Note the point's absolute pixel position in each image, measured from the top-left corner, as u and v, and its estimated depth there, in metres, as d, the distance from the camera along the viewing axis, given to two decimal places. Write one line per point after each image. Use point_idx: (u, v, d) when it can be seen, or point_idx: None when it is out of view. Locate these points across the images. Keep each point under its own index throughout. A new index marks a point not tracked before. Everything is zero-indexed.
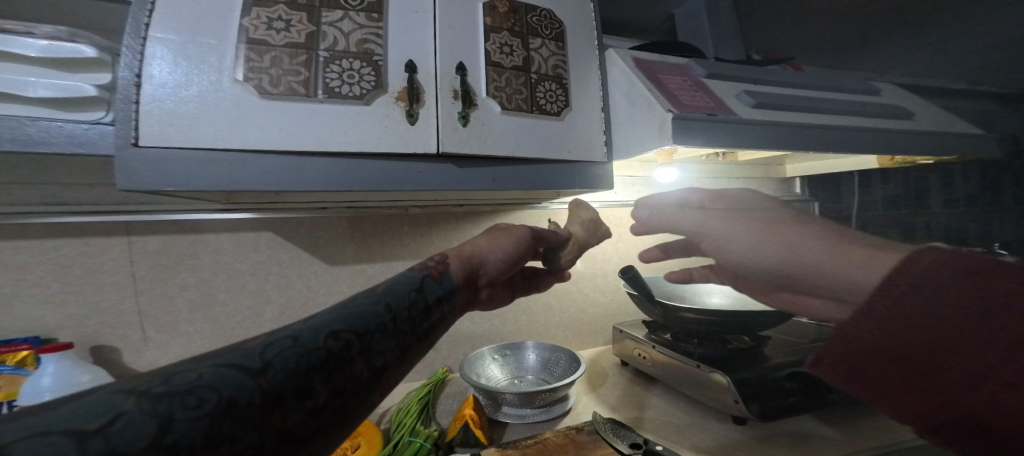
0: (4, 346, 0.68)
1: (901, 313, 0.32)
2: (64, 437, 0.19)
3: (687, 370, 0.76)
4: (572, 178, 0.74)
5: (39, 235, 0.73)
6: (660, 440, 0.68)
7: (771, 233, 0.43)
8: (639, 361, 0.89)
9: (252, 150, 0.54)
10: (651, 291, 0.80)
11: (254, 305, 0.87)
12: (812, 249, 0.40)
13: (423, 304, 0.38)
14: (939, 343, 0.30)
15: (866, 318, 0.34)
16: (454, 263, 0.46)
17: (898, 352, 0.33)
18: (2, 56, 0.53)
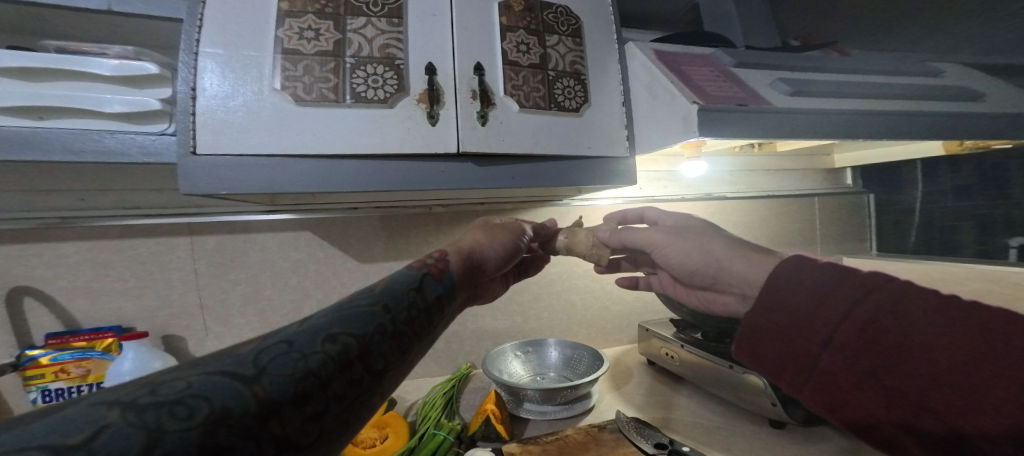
0: (92, 333, 0.78)
1: (789, 299, 0.44)
2: (38, 450, 0.19)
3: (718, 371, 0.73)
4: (593, 173, 0.74)
5: (114, 235, 0.83)
6: (689, 441, 0.65)
7: (695, 242, 0.58)
8: (667, 361, 0.86)
9: (290, 154, 0.58)
10: None
11: (295, 300, 0.93)
12: (725, 258, 0.54)
13: (422, 304, 0.42)
14: (809, 319, 0.41)
15: (766, 304, 0.46)
16: (454, 260, 0.50)
17: (785, 330, 0.43)
18: (84, 77, 0.60)
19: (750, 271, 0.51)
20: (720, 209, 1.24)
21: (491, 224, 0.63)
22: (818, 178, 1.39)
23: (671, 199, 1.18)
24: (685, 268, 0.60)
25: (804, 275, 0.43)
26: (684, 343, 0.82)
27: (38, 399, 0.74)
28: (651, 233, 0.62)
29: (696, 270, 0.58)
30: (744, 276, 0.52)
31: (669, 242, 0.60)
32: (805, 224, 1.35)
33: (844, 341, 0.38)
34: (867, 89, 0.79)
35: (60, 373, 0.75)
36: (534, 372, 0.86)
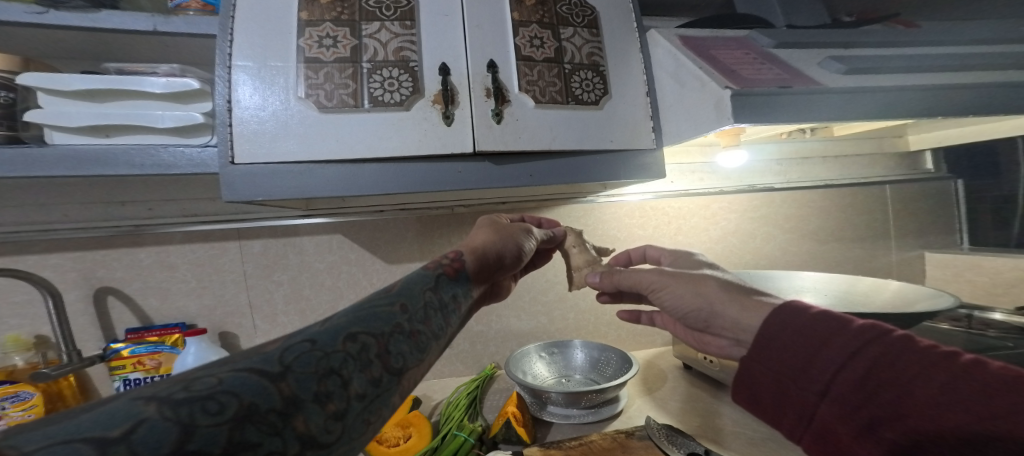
0: (160, 329, 0.86)
1: (783, 345, 0.38)
2: (86, 444, 0.17)
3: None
4: (617, 167, 0.71)
5: (173, 240, 0.90)
6: (727, 452, 0.61)
7: (689, 284, 0.50)
8: (704, 364, 0.80)
9: (317, 161, 0.60)
10: None
11: (331, 299, 0.97)
12: (718, 302, 0.47)
13: (438, 302, 0.42)
14: (808, 368, 0.36)
15: (758, 348, 0.40)
16: (469, 259, 0.51)
17: (779, 379, 0.38)
18: (139, 95, 0.67)
19: (747, 319, 0.44)
20: (768, 202, 1.15)
21: (499, 223, 0.62)
22: (887, 163, 1.24)
23: (709, 192, 1.11)
24: (677, 311, 0.52)
25: (798, 320, 0.39)
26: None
27: (122, 387, 0.84)
28: (642, 274, 0.55)
29: (689, 313, 0.51)
30: (737, 321, 0.45)
31: (659, 285, 0.52)
32: (871, 216, 1.22)
33: (847, 393, 0.34)
34: (938, 61, 0.70)
35: (139, 364, 0.84)
36: (558, 375, 0.85)
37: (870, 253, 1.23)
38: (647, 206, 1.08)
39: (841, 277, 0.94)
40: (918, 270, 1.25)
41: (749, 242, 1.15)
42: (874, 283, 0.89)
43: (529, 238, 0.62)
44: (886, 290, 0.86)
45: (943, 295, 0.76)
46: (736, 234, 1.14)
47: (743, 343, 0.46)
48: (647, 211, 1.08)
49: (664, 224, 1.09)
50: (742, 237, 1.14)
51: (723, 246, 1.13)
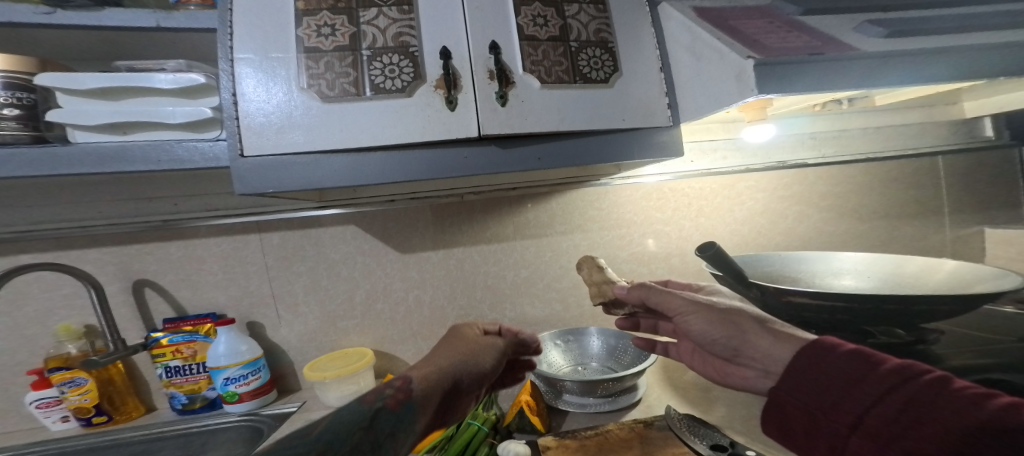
0: (192, 320, 0.89)
1: (813, 380, 0.43)
2: None
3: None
4: (631, 147, 0.67)
5: (196, 234, 0.93)
6: (755, 444, 0.58)
7: (720, 313, 0.55)
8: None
9: (324, 151, 0.60)
10: (741, 272, 0.76)
11: (348, 289, 0.97)
12: (750, 333, 0.52)
13: (370, 444, 0.38)
14: (841, 401, 0.40)
15: (790, 383, 0.45)
16: (416, 387, 0.47)
17: (810, 411, 0.42)
18: (150, 92, 0.68)
19: (779, 350, 0.49)
20: (801, 179, 1.08)
21: (456, 343, 0.60)
22: (938, 132, 1.13)
23: (734, 171, 1.05)
24: (703, 338, 0.56)
25: (829, 358, 0.43)
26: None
27: (164, 373, 0.88)
28: (673, 296, 0.58)
29: (717, 342, 0.55)
30: (769, 352, 0.50)
31: (691, 309, 0.56)
32: (918, 189, 1.13)
33: (880, 427, 0.36)
34: (1004, 13, 0.61)
35: (177, 352, 0.88)
36: (573, 363, 0.84)
37: (920, 230, 1.14)
38: (666, 188, 1.03)
39: (886, 258, 0.87)
40: (976, 248, 1.15)
41: (780, 222, 1.09)
42: (926, 264, 0.82)
43: (488, 355, 0.60)
44: (940, 271, 0.79)
45: (1010, 273, 0.69)
46: (764, 214, 1.08)
47: (771, 375, 0.50)
48: (666, 193, 1.03)
49: (684, 206, 1.04)
50: (771, 217, 1.08)
51: (751, 228, 1.08)
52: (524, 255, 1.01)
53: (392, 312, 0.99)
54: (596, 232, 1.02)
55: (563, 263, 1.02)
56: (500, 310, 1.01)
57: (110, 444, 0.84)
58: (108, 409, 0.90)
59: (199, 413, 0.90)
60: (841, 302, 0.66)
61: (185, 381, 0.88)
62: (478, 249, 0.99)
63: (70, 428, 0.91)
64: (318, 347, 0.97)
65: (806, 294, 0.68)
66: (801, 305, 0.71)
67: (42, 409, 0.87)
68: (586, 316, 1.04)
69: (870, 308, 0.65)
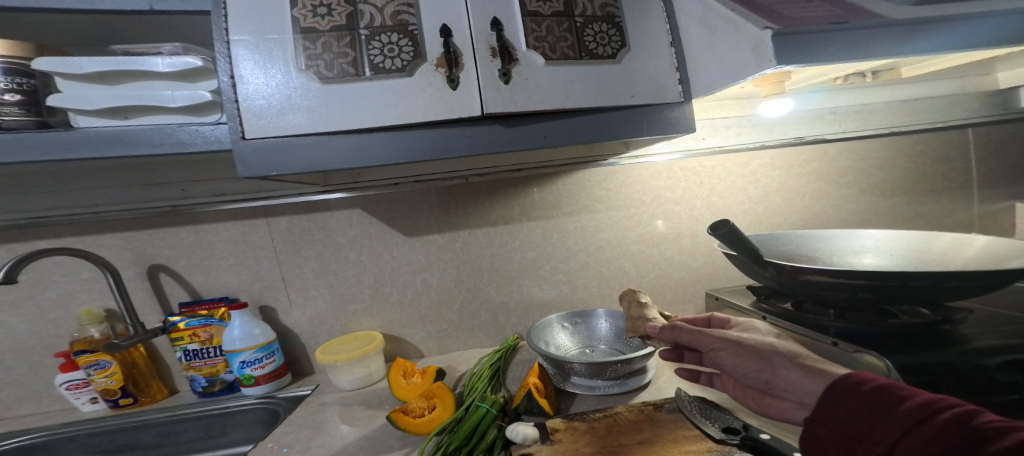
0: (207, 304, 0.91)
1: (842, 415, 0.43)
2: None
3: (820, 347, 0.66)
4: (640, 124, 0.65)
5: (206, 220, 0.93)
6: (768, 425, 0.58)
7: (752, 347, 0.54)
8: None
9: (324, 133, 0.58)
10: (756, 251, 0.75)
11: (355, 274, 0.97)
12: (782, 367, 0.51)
13: None
14: (871, 436, 0.39)
15: (821, 413, 0.44)
16: None
17: (841, 443, 0.42)
18: (148, 76, 0.67)
19: (811, 384, 0.49)
20: (820, 155, 1.04)
21: None
22: (969, 104, 1.08)
23: (748, 148, 1.02)
24: (736, 373, 0.55)
25: (855, 394, 0.43)
26: (766, 315, 0.77)
27: (183, 357, 0.90)
28: (704, 334, 0.56)
29: (751, 378, 0.54)
30: (801, 385, 0.50)
31: (722, 346, 0.54)
32: (946, 163, 1.09)
33: None
34: None
35: (195, 336, 0.90)
36: (582, 345, 0.85)
37: (947, 207, 1.10)
38: (676, 166, 1.01)
39: (911, 235, 0.85)
40: (1007, 224, 1.11)
41: (796, 200, 1.06)
42: (955, 241, 0.79)
43: None
44: (969, 247, 0.76)
45: None
46: (780, 192, 1.05)
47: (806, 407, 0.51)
48: (676, 172, 1.01)
49: (695, 185, 1.02)
50: (788, 195, 1.05)
51: (766, 206, 1.05)
52: (531, 236, 1.00)
53: (400, 295, 0.99)
54: (604, 213, 1.01)
55: (571, 244, 1.01)
56: (507, 292, 1.01)
57: (136, 425, 0.87)
58: (134, 391, 0.93)
59: (219, 396, 0.93)
60: (859, 279, 0.64)
61: (204, 364, 0.91)
62: (484, 231, 0.98)
63: (100, 409, 0.94)
64: (330, 330, 0.99)
65: (824, 272, 0.67)
66: (818, 284, 0.69)
67: (72, 391, 0.91)
68: (593, 297, 1.04)
69: (896, 285, 0.63)
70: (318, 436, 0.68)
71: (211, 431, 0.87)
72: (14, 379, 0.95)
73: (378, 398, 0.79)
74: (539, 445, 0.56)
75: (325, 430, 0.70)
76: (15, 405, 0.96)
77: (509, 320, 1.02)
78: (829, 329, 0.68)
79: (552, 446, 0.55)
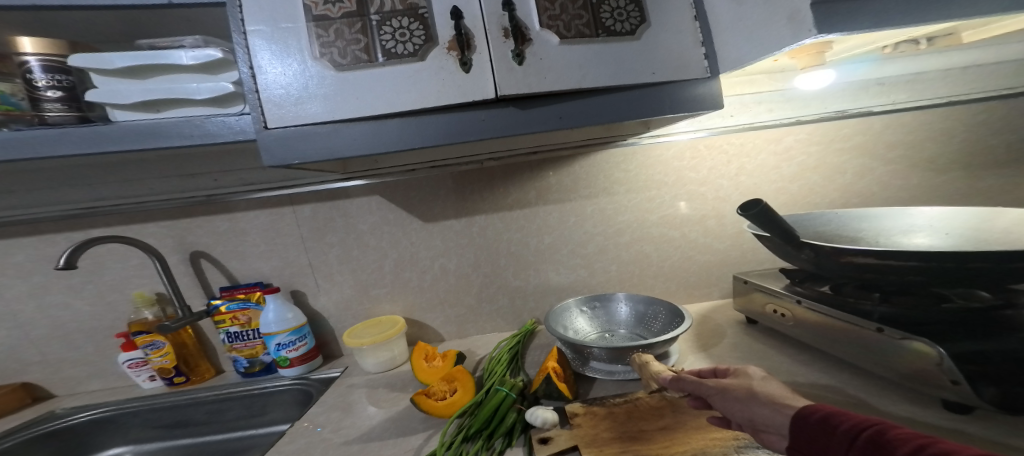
0: (243, 289, 0.96)
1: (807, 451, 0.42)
2: None
3: (862, 334, 0.63)
4: (661, 102, 0.61)
5: (235, 210, 0.97)
6: None
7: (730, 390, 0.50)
8: (774, 318, 0.81)
9: (342, 120, 0.58)
10: (791, 232, 0.71)
11: (377, 259, 0.99)
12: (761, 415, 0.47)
13: None
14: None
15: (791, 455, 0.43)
16: None
17: None
18: (174, 69, 0.69)
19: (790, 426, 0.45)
20: (863, 129, 0.97)
21: None
22: None
23: (781, 124, 0.96)
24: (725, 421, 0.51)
25: (807, 425, 0.42)
26: (801, 299, 0.74)
27: (226, 339, 0.96)
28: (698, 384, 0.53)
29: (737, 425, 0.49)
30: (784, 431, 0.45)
31: (714, 391, 0.51)
32: (1012, 133, 0.99)
33: None
34: None
35: (235, 319, 0.95)
36: (601, 329, 0.85)
37: (1009, 181, 1.00)
38: (700, 145, 0.96)
39: (968, 212, 0.78)
40: None
41: (836, 178, 0.99)
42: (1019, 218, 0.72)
43: None
44: None
45: None
46: (818, 169, 0.99)
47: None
48: (700, 151, 0.96)
49: (722, 164, 0.97)
50: (827, 172, 0.99)
51: (801, 185, 0.99)
52: (548, 220, 0.99)
53: (419, 280, 1.01)
54: (624, 195, 0.98)
55: (589, 228, 0.99)
56: (524, 277, 1.01)
57: (186, 403, 0.94)
58: (185, 370, 1.00)
59: (258, 376, 0.98)
60: (905, 262, 0.60)
61: (244, 346, 0.96)
62: (500, 215, 0.98)
63: (156, 386, 1.02)
64: (355, 314, 1.02)
65: (869, 254, 0.63)
66: (862, 266, 0.65)
67: (132, 369, 0.99)
68: (612, 281, 1.02)
69: (950, 267, 0.58)
70: (347, 417, 0.71)
71: (253, 410, 0.94)
72: (79, 357, 1.04)
73: (401, 381, 0.82)
74: (559, 429, 0.57)
75: (354, 411, 0.73)
76: (85, 382, 1.05)
77: (527, 304, 1.03)
78: (872, 314, 0.64)
79: (572, 430, 0.56)
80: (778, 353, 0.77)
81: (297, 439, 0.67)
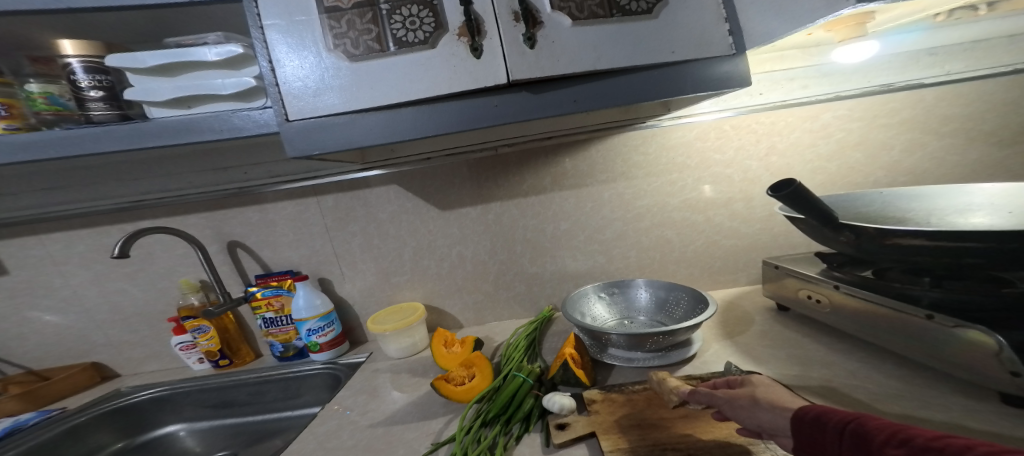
0: (275, 276, 1.00)
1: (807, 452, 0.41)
2: None
3: (909, 321, 0.60)
4: (682, 82, 0.58)
5: (263, 201, 1.01)
6: (834, 405, 0.57)
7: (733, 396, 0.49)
8: (808, 305, 0.77)
9: (358, 111, 0.59)
10: (828, 212, 0.67)
11: (398, 247, 1.02)
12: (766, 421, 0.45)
13: None
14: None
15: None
16: None
17: None
18: (200, 66, 0.71)
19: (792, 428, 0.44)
20: (913, 102, 0.90)
21: None
22: None
23: (817, 100, 0.90)
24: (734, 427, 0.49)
25: (804, 426, 0.42)
26: (838, 284, 0.70)
27: (262, 324, 1.01)
28: (707, 392, 0.51)
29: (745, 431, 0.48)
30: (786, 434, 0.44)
31: (721, 398, 0.50)
32: None
33: None
34: None
35: (270, 305, 1.00)
36: (620, 316, 0.84)
37: None
38: (726, 125, 0.91)
39: None
40: None
41: (879, 156, 0.93)
42: None
43: None
44: None
45: None
46: (859, 147, 0.92)
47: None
48: (726, 131, 0.92)
49: (750, 144, 0.92)
50: (869, 150, 0.92)
51: (840, 164, 0.93)
52: (565, 206, 0.97)
53: (437, 268, 1.02)
54: (643, 179, 0.95)
55: (606, 213, 0.98)
56: (541, 263, 1.01)
57: (229, 384, 1.01)
58: (229, 353, 1.07)
59: (293, 360, 1.04)
60: (960, 246, 0.56)
61: (279, 331, 1.01)
62: (516, 202, 0.97)
63: (206, 368, 1.10)
64: (378, 301, 1.05)
65: (918, 235, 0.58)
66: (910, 248, 0.61)
67: (184, 351, 1.06)
68: (632, 267, 1.01)
69: (1015, 249, 0.53)
70: (373, 401, 0.74)
71: (289, 392, 0.99)
72: (134, 340, 1.12)
73: (423, 366, 0.85)
74: (576, 415, 0.57)
75: (379, 395, 0.76)
76: (143, 363, 1.15)
77: (544, 291, 1.03)
78: (920, 300, 0.61)
79: (589, 417, 0.56)
80: (807, 341, 0.75)
81: (329, 420, 0.71)
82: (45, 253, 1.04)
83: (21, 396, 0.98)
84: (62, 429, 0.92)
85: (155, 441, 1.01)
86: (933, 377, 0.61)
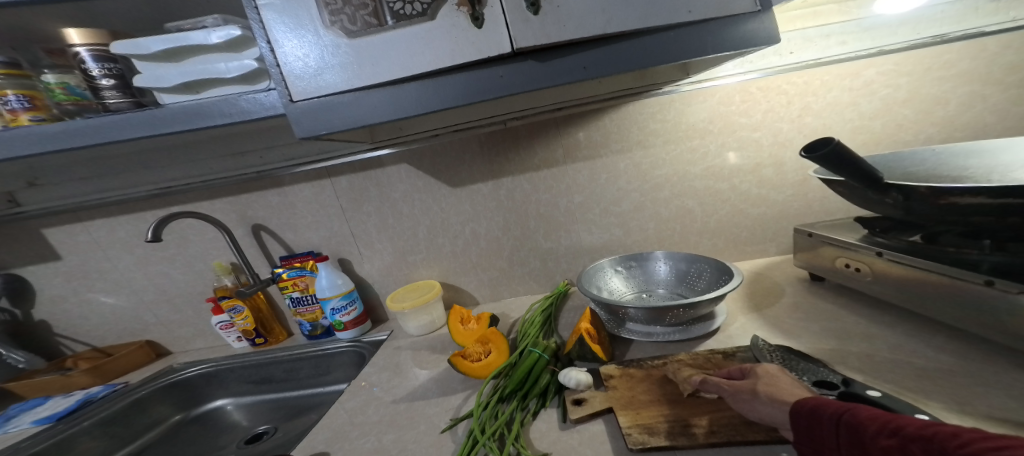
0: (298, 258, 1.03)
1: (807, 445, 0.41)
2: None
3: (961, 288, 0.57)
4: (702, 42, 0.54)
5: (280, 185, 1.02)
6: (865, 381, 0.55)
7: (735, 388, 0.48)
8: (845, 274, 0.73)
9: (361, 88, 0.57)
10: (871, 172, 0.62)
11: (413, 227, 1.02)
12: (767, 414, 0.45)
13: None
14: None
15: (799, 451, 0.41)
16: None
17: None
18: (204, 49, 0.70)
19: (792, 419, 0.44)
20: (973, 52, 0.80)
21: None
22: None
23: (857, 56, 0.82)
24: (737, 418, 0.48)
25: (802, 418, 0.41)
26: (882, 251, 0.66)
27: (290, 304, 1.05)
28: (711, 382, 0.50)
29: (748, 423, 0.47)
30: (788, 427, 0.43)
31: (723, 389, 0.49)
32: None
33: None
34: None
35: (296, 286, 1.03)
36: (638, 289, 0.82)
37: None
38: (752, 87, 0.85)
39: None
40: None
41: (928, 113, 0.85)
42: None
43: None
44: None
45: None
46: (907, 104, 0.84)
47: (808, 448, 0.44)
48: (753, 93, 0.85)
49: (780, 106, 0.86)
50: (919, 107, 0.84)
51: (884, 123, 0.86)
52: (578, 179, 0.94)
53: (452, 246, 1.03)
54: (660, 147, 0.90)
55: (623, 185, 0.94)
56: (556, 238, 1.00)
57: (266, 361, 1.06)
58: (263, 332, 1.12)
59: (321, 338, 1.08)
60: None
61: (306, 310, 1.05)
62: (529, 177, 0.95)
63: (245, 345, 1.16)
64: (396, 280, 1.07)
65: (971, 192, 0.54)
66: (968, 208, 0.56)
67: (224, 330, 1.12)
68: (650, 240, 0.98)
69: None
70: (396, 377, 0.77)
71: (320, 368, 1.04)
72: (176, 320, 1.19)
73: (442, 343, 0.86)
74: (593, 390, 0.57)
75: (402, 371, 0.78)
76: (190, 341, 1.22)
77: (560, 266, 1.02)
78: (980, 265, 0.56)
79: (607, 392, 0.56)
80: (838, 314, 0.71)
81: (355, 396, 0.73)
82: (86, 241, 1.10)
83: (89, 370, 1.06)
84: (129, 401, 1.00)
85: (206, 414, 1.08)
86: (974, 351, 0.58)
